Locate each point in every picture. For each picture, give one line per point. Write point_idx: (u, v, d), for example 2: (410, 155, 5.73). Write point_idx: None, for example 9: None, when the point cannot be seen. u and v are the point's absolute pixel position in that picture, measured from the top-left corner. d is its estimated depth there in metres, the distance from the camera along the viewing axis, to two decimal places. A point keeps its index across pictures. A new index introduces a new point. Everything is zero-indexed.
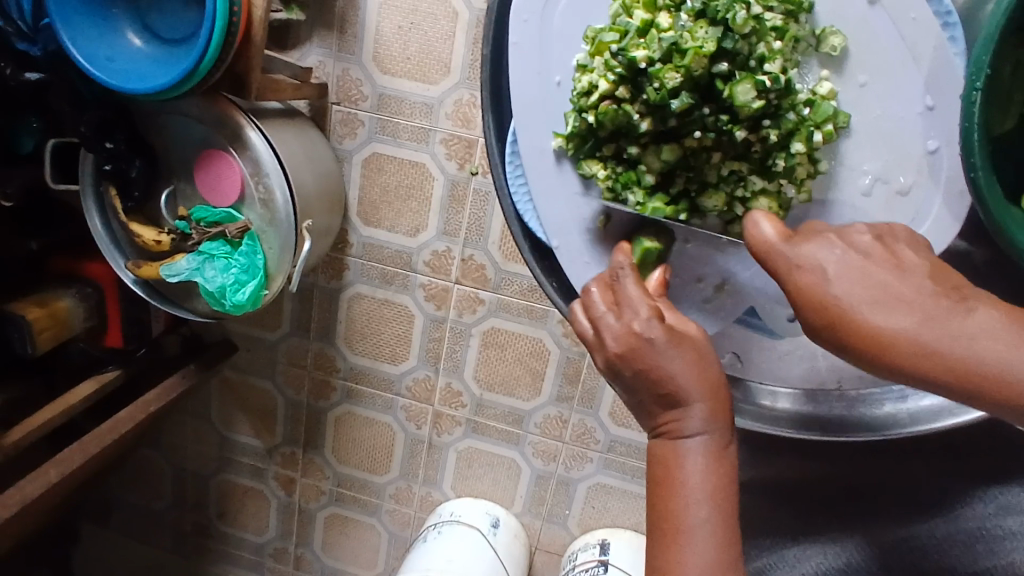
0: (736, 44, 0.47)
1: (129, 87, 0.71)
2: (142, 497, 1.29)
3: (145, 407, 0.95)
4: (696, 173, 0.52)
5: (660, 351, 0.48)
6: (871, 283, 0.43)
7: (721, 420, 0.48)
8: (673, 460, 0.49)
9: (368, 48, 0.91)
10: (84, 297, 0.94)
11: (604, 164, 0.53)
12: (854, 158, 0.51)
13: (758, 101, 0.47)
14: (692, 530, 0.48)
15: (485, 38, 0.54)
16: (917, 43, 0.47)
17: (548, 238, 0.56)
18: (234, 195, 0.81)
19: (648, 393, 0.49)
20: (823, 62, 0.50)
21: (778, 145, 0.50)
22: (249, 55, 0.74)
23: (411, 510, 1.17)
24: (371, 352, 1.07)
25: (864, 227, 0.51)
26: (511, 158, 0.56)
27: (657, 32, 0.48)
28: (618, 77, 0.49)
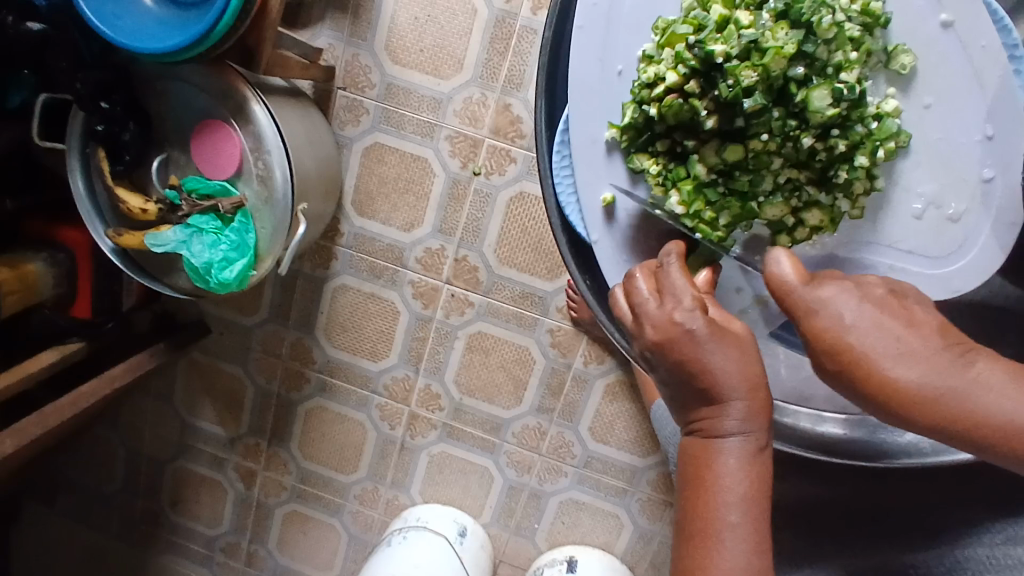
0: (817, 48, 0.46)
1: (135, 45, 0.68)
2: (87, 479, 1.22)
3: (109, 382, 0.90)
4: (753, 177, 0.50)
5: (699, 345, 0.46)
6: (887, 336, 0.41)
7: (760, 420, 0.47)
8: (707, 457, 0.48)
9: (382, 36, 0.90)
10: (54, 262, 0.89)
11: (656, 160, 0.51)
12: (909, 179, 0.50)
13: (832, 109, 0.46)
14: (723, 530, 0.48)
15: (548, 18, 0.51)
16: (986, 70, 0.47)
17: (588, 233, 0.53)
18: (231, 169, 0.77)
19: (686, 388, 0.48)
20: (889, 79, 0.49)
21: (843, 156, 0.49)
22: (263, 26, 0.72)
23: (375, 513, 1.13)
24: (350, 346, 1.04)
25: (910, 248, 0.51)
26: (560, 147, 0.53)
27: (736, 28, 0.46)
28: (689, 70, 0.47)
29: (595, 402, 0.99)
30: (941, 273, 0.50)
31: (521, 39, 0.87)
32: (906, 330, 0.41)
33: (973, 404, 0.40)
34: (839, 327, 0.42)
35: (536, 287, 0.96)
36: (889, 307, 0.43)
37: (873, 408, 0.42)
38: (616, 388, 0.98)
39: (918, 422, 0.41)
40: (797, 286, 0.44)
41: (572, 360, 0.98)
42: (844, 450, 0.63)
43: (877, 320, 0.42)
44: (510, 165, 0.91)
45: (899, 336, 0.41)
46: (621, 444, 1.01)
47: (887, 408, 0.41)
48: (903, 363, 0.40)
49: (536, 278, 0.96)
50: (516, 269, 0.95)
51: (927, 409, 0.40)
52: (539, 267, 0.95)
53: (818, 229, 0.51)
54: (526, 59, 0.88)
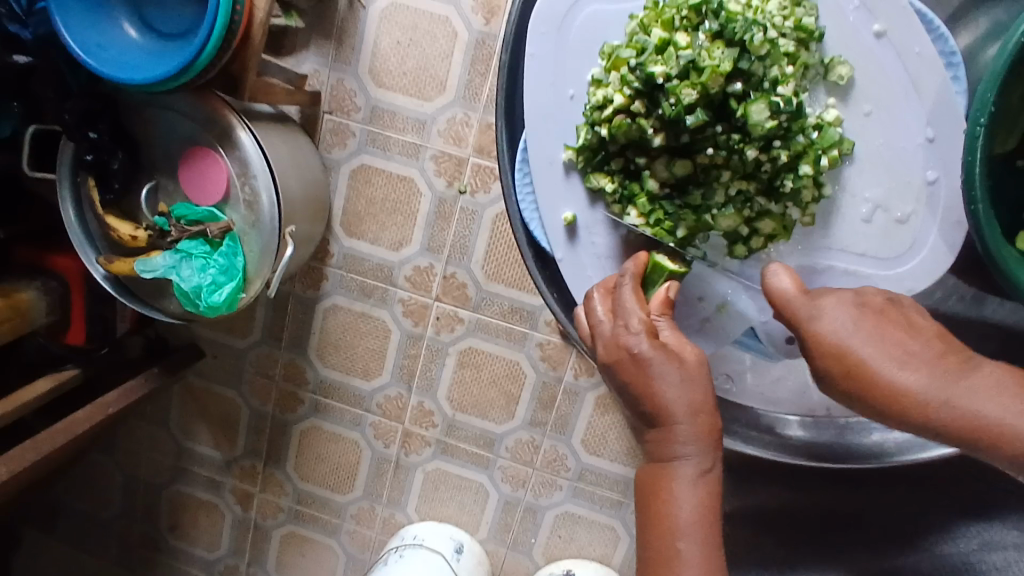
0: (751, 64, 0.47)
1: (121, 76, 0.69)
2: (85, 507, 1.22)
3: (103, 408, 0.91)
4: (704, 190, 0.52)
5: (647, 370, 0.48)
6: (884, 341, 0.45)
7: (707, 443, 0.49)
8: (660, 482, 0.50)
9: (365, 61, 0.92)
10: (47, 290, 0.90)
11: (611, 178, 0.53)
12: (856, 187, 0.51)
13: (771, 121, 0.47)
14: (669, 547, 0.49)
15: (503, 42, 0.51)
16: (923, 77, 0.48)
17: (552, 250, 0.55)
18: (218, 194, 0.79)
19: (637, 411, 0.51)
20: (829, 90, 0.50)
21: (787, 166, 0.50)
22: (246, 55, 0.74)
23: (372, 532, 1.13)
24: (342, 366, 1.05)
25: (863, 252, 0.52)
26: (521, 165, 0.54)
27: (675, 50, 0.47)
28: (634, 91, 0.48)
29: (586, 414, 1.00)
30: (894, 274, 0.52)
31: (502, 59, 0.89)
32: (906, 337, 0.45)
33: (971, 409, 0.42)
34: (839, 334, 0.45)
35: (524, 302, 0.97)
36: (889, 315, 0.46)
37: (880, 416, 0.44)
38: (607, 401, 0.99)
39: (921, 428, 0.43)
40: (795, 295, 0.48)
41: (562, 373, 0.98)
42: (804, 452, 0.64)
43: (877, 328, 0.45)
44: (494, 183, 0.93)
45: (899, 341, 0.45)
46: (614, 456, 1.01)
47: (892, 413, 0.44)
48: (905, 367, 0.43)
49: (525, 293, 0.96)
50: (504, 284, 0.96)
51: (929, 412, 0.42)
52: (527, 282, 0.96)
53: (771, 237, 0.52)
54: None
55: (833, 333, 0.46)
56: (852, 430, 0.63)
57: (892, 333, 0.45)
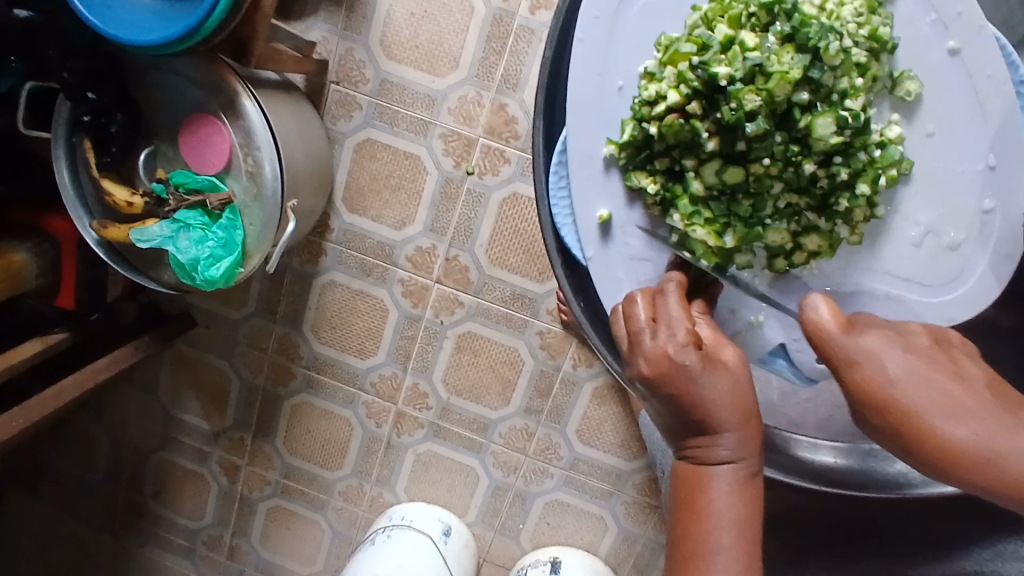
0: (823, 74, 0.45)
1: (126, 37, 0.66)
2: (67, 470, 1.20)
3: (92, 376, 0.89)
4: (754, 202, 0.49)
5: (692, 377, 0.46)
6: (935, 391, 0.40)
7: (751, 447, 0.47)
8: (698, 484, 0.48)
9: (377, 31, 0.89)
10: (40, 251, 0.87)
11: (654, 178, 0.51)
12: (908, 207, 0.50)
13: (836, 137, 0.45)
14: (715, 555, 0.47)
15: (548, 38, 0.50)
16: (991, 100, 0.47)
17: (583, 251, 0.53)
18: (219, 164, 0.76)
19: (678, 417, 0.48)
20: (894, 105, 0.48)
21: (844, 184, 0.48)
22: (256, 20, 0.71)
23: (360, 510, 1.13)
24: (338, 343, 1.03)
25: (907, 276, 0.51)
26: (556, 168, 0.52)
27: (741, 50, 0.45)
28: (692, 90, 0.47)
29: (583, 404, 0.99)
30: (937, 302, 0.50)
31: (519, 38, 0.86)
32: (957, 386, 0.40)
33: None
34: (885, 381, 0.40)
35: (526, 289, 0.96)
36: (937, 360, 0.42)
37: (925, 466, 0.40)
38: (604, 392, 0.98)
39: (977, 485, 0.39)
40: (835, 334, 0.43)
41: (561, 362, 0.98)
42: (838, 479, 0.60)
43: (924, 374, 0.40)
44: (504, 166, 0.91)
45: (947, 393, 0.40)
46: (608, 447, 1.01)
47: (942, 468, 0.39)
48: (955, 419, 0.39)
49: (528, 280, 0.95)
50: (507, 270, 0.95)
51: (986, 470, 0.38)
52: (531, 269, 0.94)
53: (815, 254, 0.51)
54: (524, 59, 0.87)
55: (878, 382, 0.41)
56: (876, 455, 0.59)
57: (942, 381, 0.40)
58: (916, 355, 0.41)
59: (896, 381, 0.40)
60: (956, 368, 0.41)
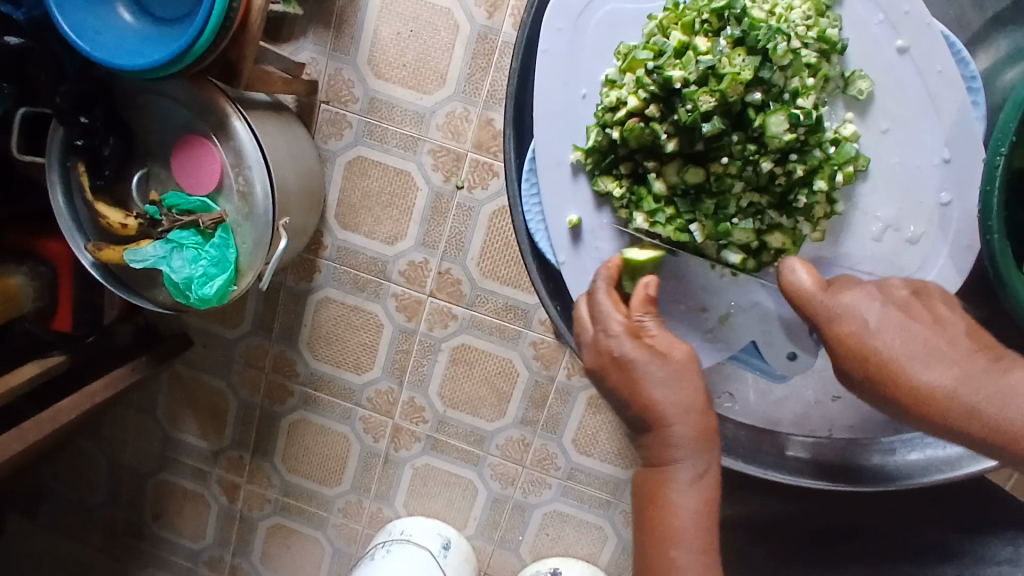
0: (773, 74, 0.46)
1: (116, 62, 0.68)
2: (68, 493, 1.21)
3: (89, 397, 0.90)
4: (717, 201, 0.50)
5: (631, 368, 0.52)
6: (911, 341, 0.46)
7: (699, 437, 0.52)
8: (655, 473, 0.53)
9: (364, 51, 0.91)
10: (35, 276, 0.89)
11: (619, 182, 0.52)
12: (868, 203, 0.51)
13: (789, 134, 0.46)
14: (677, 539, 0.52)
15: (515, 48, 0.51)
16: (942, 95, 0.48)
17: (556, 255, 0.54)
18: (211, 184, 0.77)
19: (628, 408, 0.54)
20: (847, 104, 0.49)
21: (802, 181, 0.49)
22: (244, 43, 0.72)
23: (360, 526, 1.13)
24: (333, 359, 1.04)
25: (871, 270, 0.51)
26: (528, 175, 0.54)
27: (694, 54, 0.47)
28: (649, 95, 0.48)
29: (578, 414, 0.99)
30: None
31: (504, 54, 0.88)
32: (930, 334, 0.47)
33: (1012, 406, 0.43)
34: (864, 333, 0.47)
35: (518, 300, 0.96)
36: (916, 313, 0.48)
37: (909, 410, 0.47)
38: (599, 401, 0.99)
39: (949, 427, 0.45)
40: (816, 294, 0.48)
41: (555, 372, 0.98)
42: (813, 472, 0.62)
43: (901, 324, 0.47)
44: (493, 179, 0.92)
45: (923, 341, 0.46)
46: (604, 456, 1.01)
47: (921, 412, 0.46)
48: (929, 368, 0.46)
49: (520, 292, 0.96)
50: (499, 282, 0.96)
51: (960, 414, 0.44)
52: (522, 280, 0.95)
53: (781, 252, 0.51)
54: None
55: (861, 333, 0.47)
56: (853, 450, 0.62)
57: (921, 332, 0.47)
58: (894, 307, 0.48)
59: (877, 331, 0.47)
60: (933, 317, 0.47)
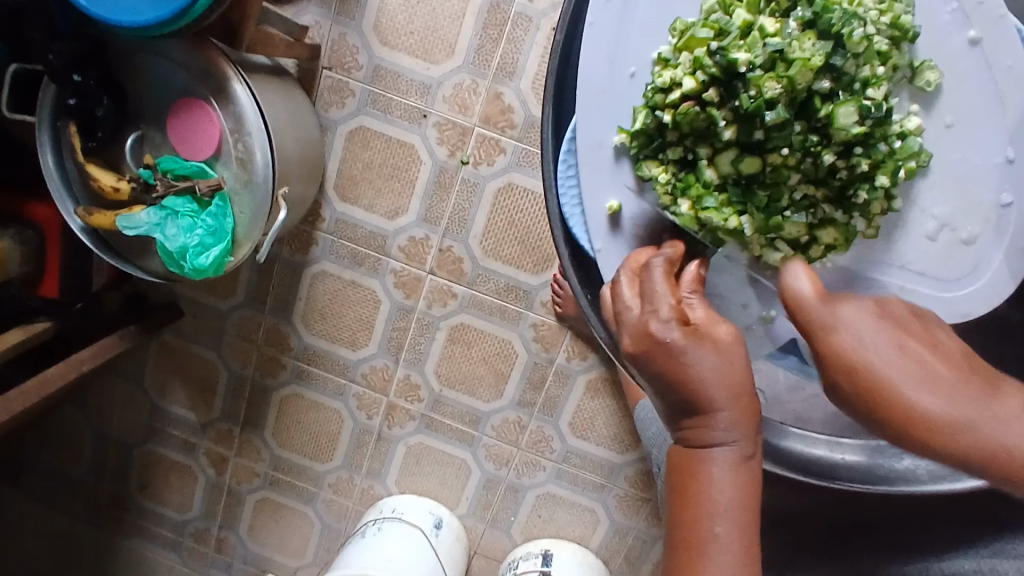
0: (845, 61, 0.44)
1: (113, 18, 0.64)
2: (50, 463, 1.18)
3: (77, 365, 0.87)
4: (770, 192, 0.48)
5: (679, 355, 0.44)
6: (906, 359, 0.38)
7: (748, 426, 0.45)
8: (693, 466, 0.46)
9: (370, 17, 0.87)
10: (23, 239, 0.86)
11: (665, 168, 0.50)
12: (924, 200, 0.49)
13: (858, 127, 0.44)
14: (709, 542, 0.46)
15: (561, 19, 0.49)
16: (1010, 91, 0.46)
17: (591, 243, 0.52)
18: (209, 151, 0.74)
19: (670, 398, 0.46)
20: (913, 95, 0.48)
21: (863, 175, 0.47)
22: (247, 3, 0.68)
23: (349, 502, 1.11)
24: (329, 334, 1.02)
25: (922, 270, 0.50)
26: (566, 156, 0.51)
27: (761, 36, 0.45)
28: (709, 77, 0.46)
29: (576, 398, 0.98)
30: (950, 297, 0.50)
31: (516, 26, 0.85)
32: (929, 353, 0.39)
33: (992, 437, 0.37)
34: (857, 347, 0.39)
35: (520, 280, 0.95)
36: (910, 330, 0.40)
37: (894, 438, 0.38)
38: (598, 385, 0.98)
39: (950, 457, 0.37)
40: (813, 303, 0.41)
41: (554, 355, 0.97)
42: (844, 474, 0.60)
43: (896, 340, 0.39)
44: (500, 155, 0.89)
45: (921, 361, 0.38)
46: (601, 440, 1.00)
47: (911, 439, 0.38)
48: (925, 390, 0.37)
49: (522, 272, 0.94)
50: (502, 261, 0.94)
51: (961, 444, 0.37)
52: (525, 260, 0.93)
53: (831, 248, 0.50)
54: (521, 47, 0.85)
55: (851, 350, 0.39)
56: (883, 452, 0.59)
57: (918, 351, 0.39)
58: (890, 322, 0.40)
59: (869, 348, 0.38)
60: (931, 340, 0.40)
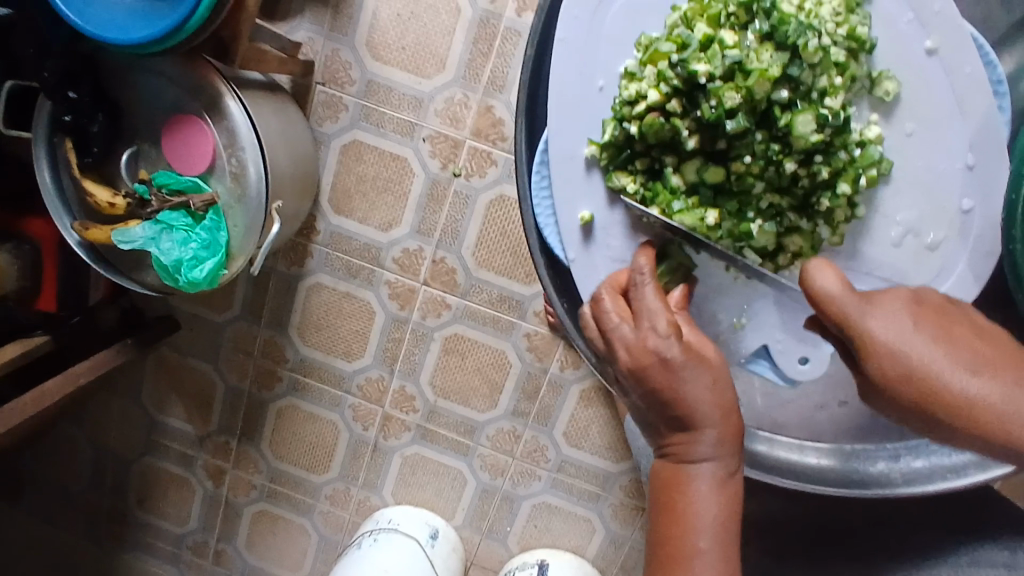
0: (802, 72, 0.45)
1: (107, 35, 0.66)
2: (49, 477, 1.19)
3: (74, 379, 0.88)
4: (737, 201, 0.50)
5: (675, 372, 0.45)
6: (943, 348, 0.40)
7: (732, 447, 0.47)
8: (678, 483, 0.47)
9: (362, 33, 0.89)
10: (19, 254, 0.87)
11: (634, 178, 0.51)
12: (889, 208, 0.50)
13: (817, 135, 0.46)
14: (692, 558, 0.47)
15: (530, 35, 0.50)
16: (968, 100, 0.47)
17: (565, 252, 0.52)
18: (202, 165, 0.75)
19: (659, 414, 0.47)
20: (873, 105, 0.48)
21: (825, 183, 0.48)
22: (239, 20, 0.70)
23: (346, 514, 1.12)
24: (324, 346, 1.02)
25: (889, 275, 0.51)
26: (539, 168, 0.52)
27: (720, 48, 0.46)
28: (671, 89, 0.47)
29: (570, 406, 0.99)
30: None
31: (505, 40, 0.86)
32: (968, 340, 0.40)
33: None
34: (895, 341, 0.40)
35: (513, 290, 0.95)
36: (944, 324, 0.41)
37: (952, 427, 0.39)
38: (591, 394, 0.98)
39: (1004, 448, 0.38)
40: (843, 296, 0.42)
41: (547, 364, 0.97)
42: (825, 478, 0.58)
43: (935, 333, 0.40)
44: (491, 167, 0.90)
45: (968, 348, 0.40)
46: (595, 449, 1.01)
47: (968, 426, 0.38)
48: (972, 376, 0.38)
49: (515, 283, 0.95)
50: (494, 272, 0.95)
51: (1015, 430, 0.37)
52: (517, 271, 0.94)
53: (797, 255, 0.51)
54: (510, 61, 0.87)
55: (891, 342, 0.40)
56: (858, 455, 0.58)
57: (957, 340, 0.40)
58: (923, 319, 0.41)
59: (907, 341, 0.40)
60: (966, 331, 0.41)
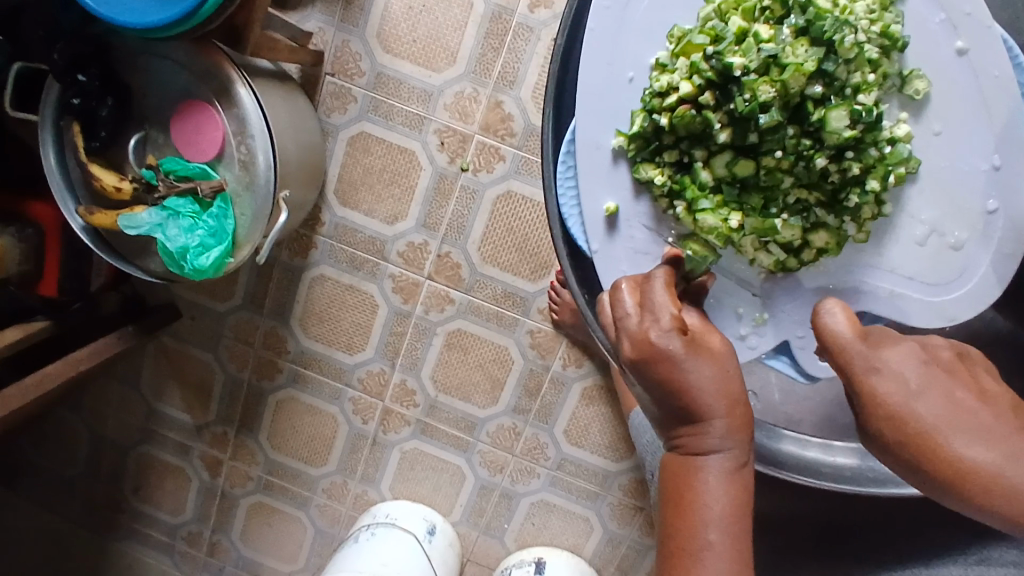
0: (836, 67, 0.45)
1: (120, 18, 0.65)
2: (43, 464, 1.18)
3: (75, 364, 0.87)
4: (765, 195, 0.50)
5: (677, 364, 0.45)
6: (948, 404, 0.40)
7: (742, 436, 0.46)
8: (686, 474, 0.47)
9: (373, 24, 0.88)
10: (23, 238, 0.85)
11: (661, 170, 0.51)
12: (914, 206, 0.50)
13: (849, 131, 0.46)
14: (702, 551, 0.46)
15: (561, 25, 0.50)
16: (995, 101, 0.47)
17: (588, 243, 0.52)
18: (212, 152, 0.74)
19: (666, 406, 0.47)
20: (902, 103, 0.49)
21: (854, 179, 0.49)
22: (254, 6, 0.70)
23: (343, 508, 1.11)
24: (326, 338, 1.02)
25: (912, 274, 0.51)
26: (565, 157, 0.52)
27: (755, 42, 0.46)
28: (704, 81, 0.47)
29: (571, 404, 0.99)
30: (938, 301, 0.51)
31: (517, 35, 0.86)
32: (975, 400, 0.40)
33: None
34: (904, 395, 0.40)
35: (517, 287, 0.95)
36: (958, 374, 0.42)
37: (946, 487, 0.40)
38: (593, 392, 0.98)
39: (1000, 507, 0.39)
40: (851, 341, 0.42)
41: (550, 362, 0.97)
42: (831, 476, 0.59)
43: (945, 389, 0.40)
44: (499, 163, 0.90)
45: (972, 412, 0.40)
46: (596, 448, 1.01)
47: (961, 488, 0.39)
48: (973, 443, 0.39)
49: (520, 279, 0.95)
50: (499, 268, 0.94)
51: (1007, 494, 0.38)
52: (523, 268, 0.94)
53: (822, 251, 0.51)
54: (522, 57, 0.87)
55: (898, 396, 0.40)
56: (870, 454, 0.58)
57: (963, 398, 0.40)
58: (936, 367, 0.41)
59: (916, 395, 0.40)
60: (977, 385, 0.41)
